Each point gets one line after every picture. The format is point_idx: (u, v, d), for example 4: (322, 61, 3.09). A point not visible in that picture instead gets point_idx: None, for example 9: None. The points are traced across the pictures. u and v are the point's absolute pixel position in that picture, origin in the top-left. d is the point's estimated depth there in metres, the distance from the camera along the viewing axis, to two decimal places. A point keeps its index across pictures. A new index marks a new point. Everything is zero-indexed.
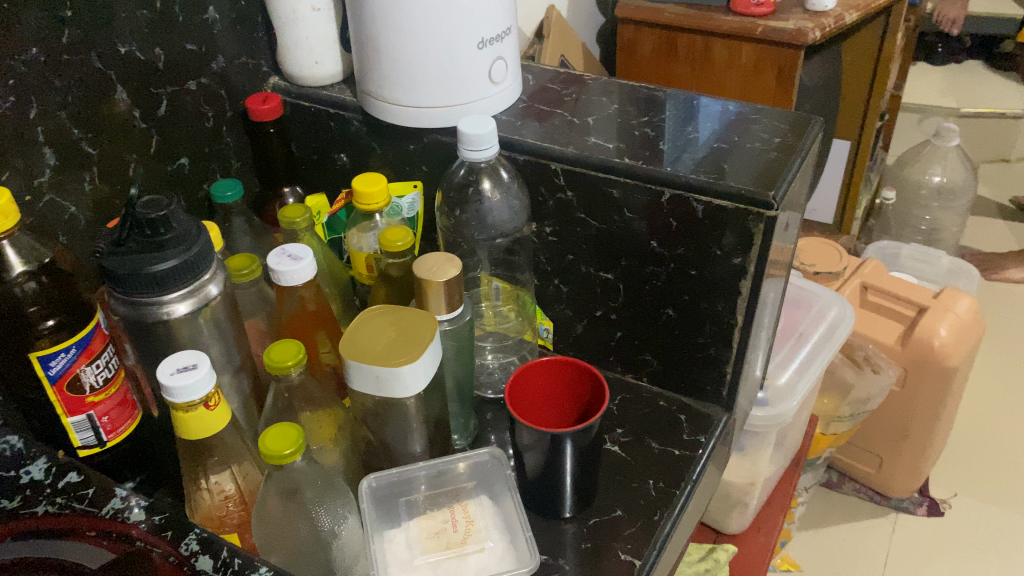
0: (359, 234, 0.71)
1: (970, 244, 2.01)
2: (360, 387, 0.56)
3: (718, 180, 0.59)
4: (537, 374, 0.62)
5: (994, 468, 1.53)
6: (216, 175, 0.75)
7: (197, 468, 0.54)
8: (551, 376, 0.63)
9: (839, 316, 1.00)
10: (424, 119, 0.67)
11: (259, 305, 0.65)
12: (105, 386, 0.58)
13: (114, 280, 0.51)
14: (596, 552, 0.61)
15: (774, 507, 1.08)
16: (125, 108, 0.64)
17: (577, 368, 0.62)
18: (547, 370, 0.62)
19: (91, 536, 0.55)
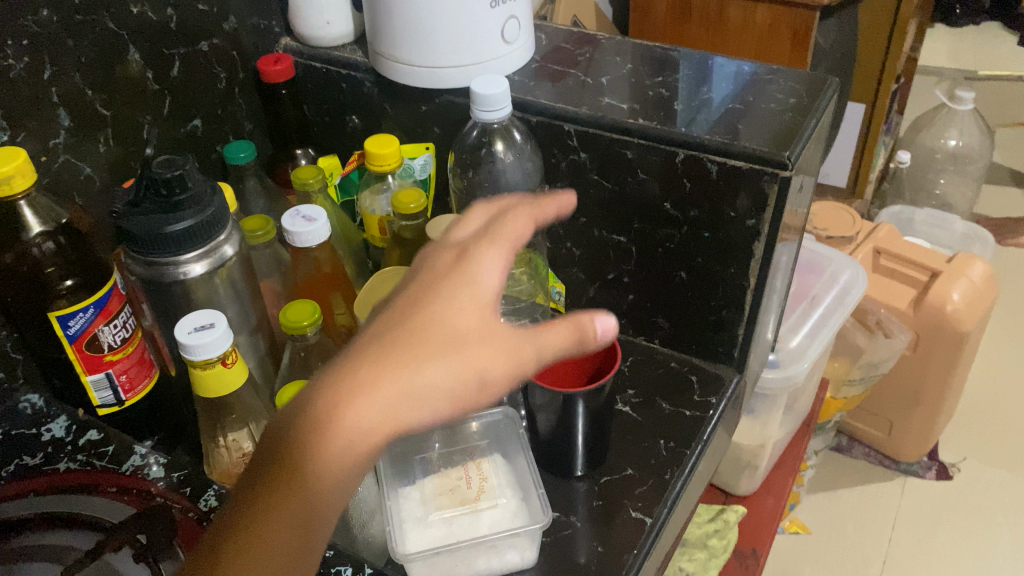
0: (372, 197, 0.72)
1: (985, 209, 2.00)
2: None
3: (733, 141, 0.59)
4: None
5: (1005, 433, 1.53)
6: (229, 137, 0.76)
7: (215, 426, 0.54)
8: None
9: (852, 280, 1.00)
10: (437, 80, 0.67)
11: (274, 267, 0.65)
12: (123, 345, 0.59)
13: (132, 241, 0.51)
14: (607, 510, 0.62)
15: (784, 469, 1.09)
16: (138, 69, 0.64)
17: None
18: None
19: (111, 491, 0.56)
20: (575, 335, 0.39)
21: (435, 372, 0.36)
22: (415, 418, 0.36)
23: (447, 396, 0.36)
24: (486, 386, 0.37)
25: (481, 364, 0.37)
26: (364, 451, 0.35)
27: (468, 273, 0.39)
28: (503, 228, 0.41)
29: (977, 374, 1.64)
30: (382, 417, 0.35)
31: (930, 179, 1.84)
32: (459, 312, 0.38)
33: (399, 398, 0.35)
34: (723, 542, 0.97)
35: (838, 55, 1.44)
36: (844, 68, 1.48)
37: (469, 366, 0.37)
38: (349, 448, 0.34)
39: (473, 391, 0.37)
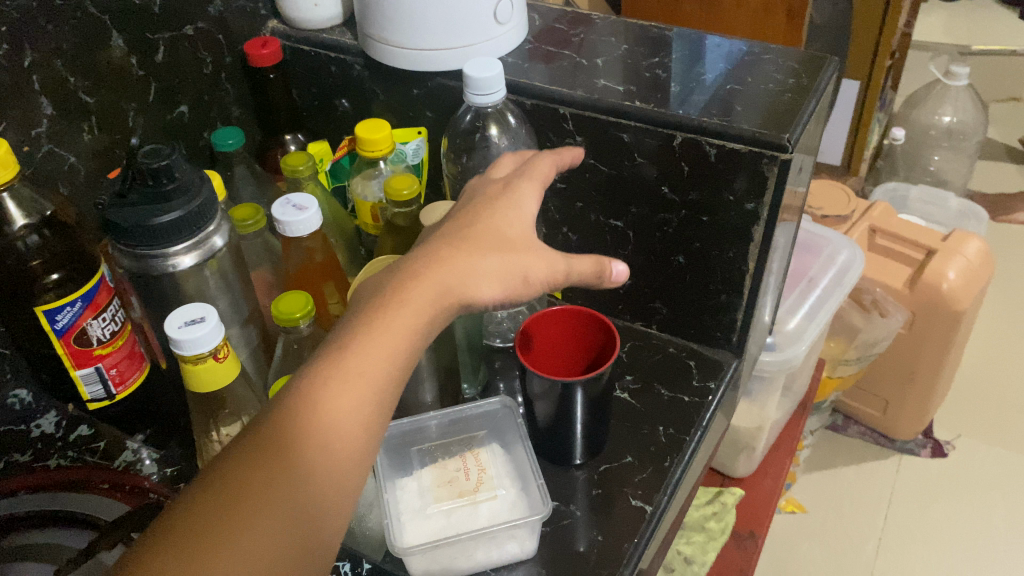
0: (364, 182, 0.70)
1: (979, 185, 1.99)
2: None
3: (732, 123, 0.58)
4: (552, 324, 0.62)
5: (1000, 409, 1.53)
6: (217, 123, 0.74)
7: (208, 420, 0.53)
8: (564, 326, 0.62)
9: (850, 261, 0.99)
10: (430, 63, 0.65)
11: (265, 256, 0.64)
12: (112, 338, 0.57)
13: (119, 232, 0.50)
14: (607, 498, 0.62)
15: (781, 450, 1.09)
16: (121, 55, 0.62)
17: (585, 316, 0.61)
18: (562, 320, 0.62)
19: (104, 487, 0.56)
20: (594, 267, 0.48)
21: (494, 253, 0.46)
22: (479, 281, 0.44)
23: (503, 270, 0.45)
24: (532, 266, 0.46)
25: (529, 250, 0.47)
26: (442, 296, 0.43)
27: (514, 200, 0.49)
28: (531, 168, 0.52)
29: (972, 352, 1.64)
30: (454, 274, 0.44)
31: (925, 156, 1.82)
32: (510, 217, 0.48)
33: (464, 264, 0.44)
34: (721, 525, 0.97)
35: (833, 32, 1.42)
36: (839, 44, 1.46)
37: (520, 262, 0.46)
38: (434, 292, 0.43)
39: (521, 271, 0.46)
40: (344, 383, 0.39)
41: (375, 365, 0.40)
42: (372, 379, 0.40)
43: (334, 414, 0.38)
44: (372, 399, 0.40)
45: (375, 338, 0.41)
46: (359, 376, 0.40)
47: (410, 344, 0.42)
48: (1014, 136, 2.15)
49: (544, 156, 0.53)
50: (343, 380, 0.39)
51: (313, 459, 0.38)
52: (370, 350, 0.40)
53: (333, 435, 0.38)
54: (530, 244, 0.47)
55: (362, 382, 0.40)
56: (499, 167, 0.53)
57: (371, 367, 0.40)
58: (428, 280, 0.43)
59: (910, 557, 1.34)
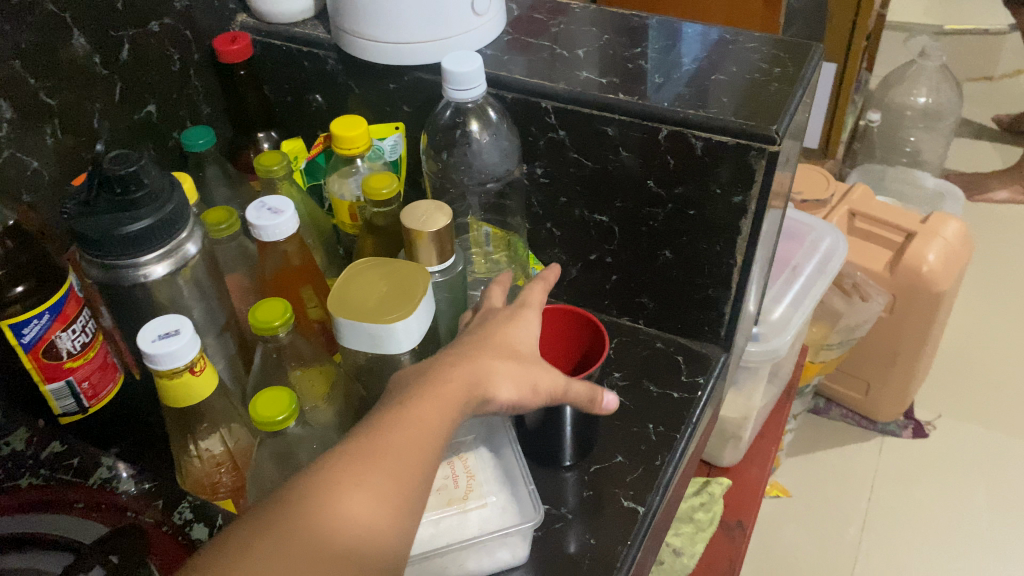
0: (340, 181, 0.68)
1: (954, 165, 2.00)
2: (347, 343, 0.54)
3: (718, 116, 0.56)
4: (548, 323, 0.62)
5: (979, 389, 1.54)
6: (186, 122, 0.72)
7: (185, 435, 0.52)
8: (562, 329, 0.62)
9: (833, 247, 0.99)
10: (406, 56, 0.63)
11: (240, 260, 0.62)
12: (83, 350, 0.55)
13: (85, 244, 0.48)
14: (598, 499, 0.60)
15: (767, 439, 1.08)
16: (84, 54, 0.59)
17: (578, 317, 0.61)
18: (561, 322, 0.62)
19: (78, 508, 0.53)
20: (588, 398, 0.50)
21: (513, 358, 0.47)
22: (501, 383, 0.45)
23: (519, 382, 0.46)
24: (541, 388, 0.47)
25: (540, 363, 0.48)
26: (472, 387, 0.44)
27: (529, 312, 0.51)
28: (528, 294, 0.52)
29: (951, 332, 1.65)
30: (478, 374, 0.44)
31: (901, 137, 1.82)
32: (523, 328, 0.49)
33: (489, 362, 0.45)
34: (709, 515, 0.97)
35: (809, 14, 1.41)
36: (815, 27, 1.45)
37: (533, 371, 0.47)
38: (465, 384, 0.44)
39: (532, 388, 0.47)
40: (388, 445, 0.39)
41: (417, 434, 0.40)
42: (414, 447, 0.40)
43: (378, 470, 0.38)
44: (414, 464, 0.39)
45: (417, 413, 0.41)
46: (401, 443, 0.40)
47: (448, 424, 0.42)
48: (988, 115, 2.15)
49: (538, 282, 0.54)
50: (386, 444, 0.39)
51: (358, 505, 0.37)
52: (413, 420, 0.41)
53: (379, 489, 0.38)
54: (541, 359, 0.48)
55: (405, 448, 0.40)
56: (496, 293, 0.54)
57: (412, 436, 0.40)
58: (460, 371, 0.44)
59: (894, 538, 1.35)
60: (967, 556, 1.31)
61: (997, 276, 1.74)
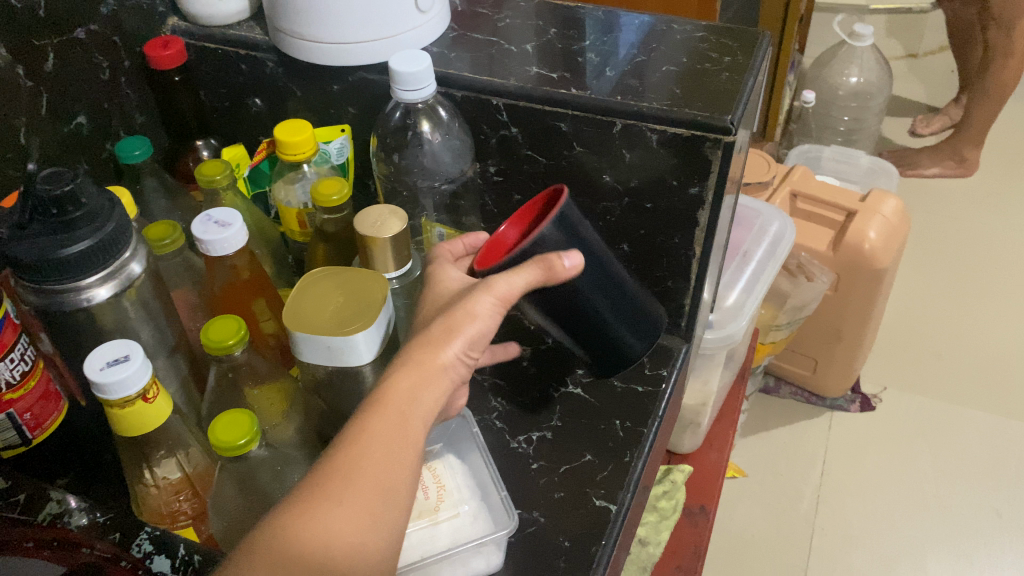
0: (286, 187, 0.66)
1: (886, 143, 2.05)
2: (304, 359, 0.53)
3: (671, 108, 0.56)
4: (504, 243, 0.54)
5: (921, 359, 1.59)
6: (119, 131, 0.68)
7: (140, 462, 0.49)
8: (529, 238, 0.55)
9: (780, 231, 1.00)
10: (350, 57, 0.61)
11: (186, 275, 0.59)
12: (23, 380, 0.52)
13: (21, 269, 0.45)
14: (570, 500, 0.60)
15: (724, 422, 1.09)
16: (5, 64, 0.56)
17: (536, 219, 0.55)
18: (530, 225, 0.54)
19: (28, 548, 0.50)
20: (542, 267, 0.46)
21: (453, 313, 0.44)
22: (445, 346, 0.43)
23: (454, 329, 0.43)
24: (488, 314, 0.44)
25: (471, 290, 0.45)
26: (423, 374, 0.42)
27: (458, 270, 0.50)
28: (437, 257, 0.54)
29: (891, 306, 1.69)
30: (420, 363, 0.42)
31: (834, 117, 1.85)
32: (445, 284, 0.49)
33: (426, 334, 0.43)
34: (672, 503, 0.97)
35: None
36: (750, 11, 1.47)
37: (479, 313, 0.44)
38: (412, 374, 0.42)
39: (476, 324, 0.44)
40: (352, 472, 0.39)
41: (374, 450, 0.39)
42: (378, 464, 0.39)
43: (343, 501, 0.38)
44: (377, 484, 0.39)
45: (369, 428, 0.40)
46: (361, 466, 0.39)
47: (407, 423, 0.41)
48: (913, 92, 2.21)
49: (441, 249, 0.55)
50: (349, 472, 0.39)
51: (330, 519, 0.37)
52: (363, 439, 0.40)
53: (349, 521, 0.37)
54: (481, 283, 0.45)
55: (370, 471, 0.39)
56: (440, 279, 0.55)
57: (369, 456, 0.39)
58: (412, 368, 0.42)
59: (848, 510, 1.38)
60: (918, 524, 1.35)
61: (933, 249, 1.79)
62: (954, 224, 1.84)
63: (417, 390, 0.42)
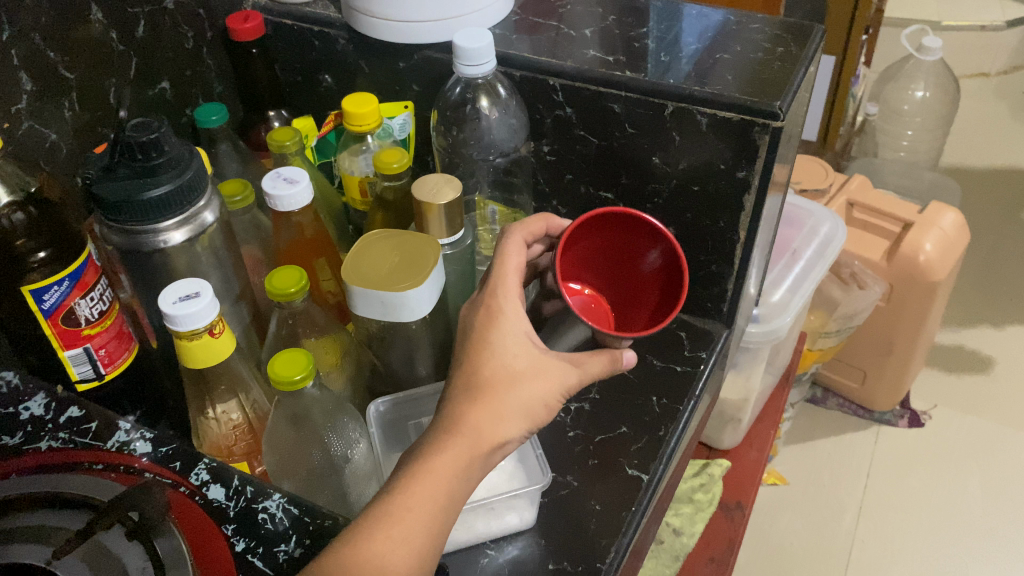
0: (350, 158, 0.69)
1: (952, 160, 2.01)
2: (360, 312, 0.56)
3: (723, 92, 0.58)
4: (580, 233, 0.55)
5: (974, 379, 1.56)
6: (199, 99, 0.73)
7: (203, 397, 0.53)
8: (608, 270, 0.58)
9: (832, 232, 1.00)
10: (415, 34, 0.64)
11: (254, 233, 0.64)
12: (101, 318, 0.57)
13: (107, 208, 0.49)
14: (603, 468, 0.62)
15: (766, 422, 1.09)
16: (101, 29, 0.61)
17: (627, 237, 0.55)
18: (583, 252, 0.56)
19: (97, 468, 0.53)
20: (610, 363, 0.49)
21: (506, 395, 0.44)
22: (504, 414, 0.44)
23: (514, 397, 0.44)
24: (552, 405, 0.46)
25: (544, 373, 0.45)
26: (482, 450, 0.43)
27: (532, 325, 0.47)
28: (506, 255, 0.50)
29: (947, 324, 1.66)
30: (484, 432, 0.43)
31: (898, 132, 1.84)
32: (509, 354, 0.45)
33: (490, 368, 0.44)
34: (708, 496, 0.97)
35: None
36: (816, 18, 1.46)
37: (534, 394, 0.45)
38: (470, 446, 0.42)
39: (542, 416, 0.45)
40: (388, 549, 0.39)
41: (422, 523, 0.40)
42: (425, 525, 0.40)
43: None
44: (416, 565, 0.39)
45: (414, 504, 0.40)
46: (403, 542, 0.39)
47: (452, 499, 0.41)
48: (983, 112, 2.17)
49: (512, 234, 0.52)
50: (400, 530, 0.39)
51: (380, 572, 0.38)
52: (406, 511, 0.40)
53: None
54: (555, 374, 0.46)
55: (410, 544, 0.39)
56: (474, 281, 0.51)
57: (418, 529, 0.40)
58: (478, 409, 0.43)
59: (889, 527, 1.36)
60: (960, 540, 1.33)
61: (994, 269, 1.75)
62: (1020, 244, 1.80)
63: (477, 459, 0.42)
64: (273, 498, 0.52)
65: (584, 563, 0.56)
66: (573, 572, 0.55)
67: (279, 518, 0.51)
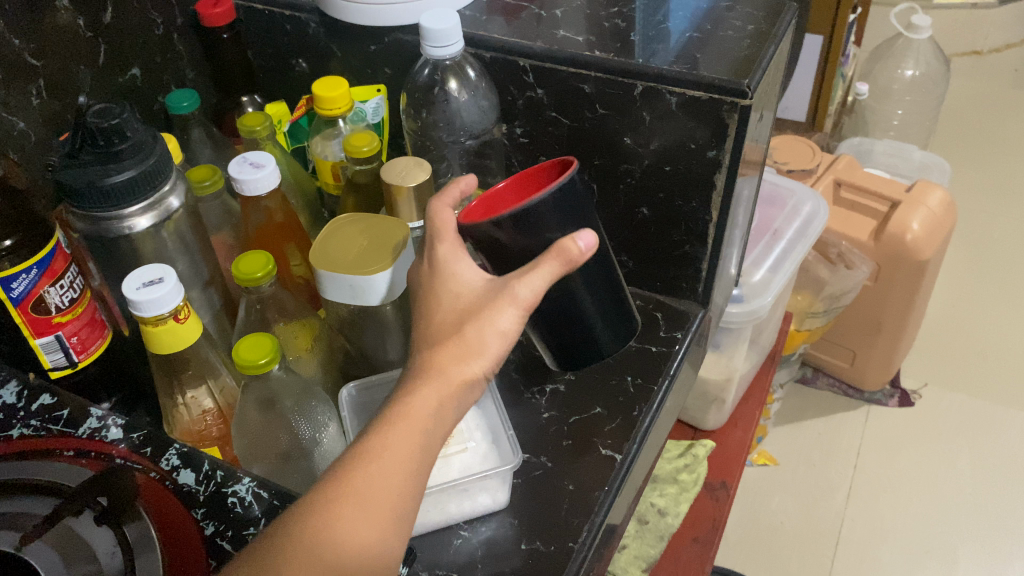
0: (323, 142, 0.70)
1: (944, 139, 2.00)
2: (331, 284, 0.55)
3: (691, 71, 0.57)
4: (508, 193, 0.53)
5: (964, 357, 1.56)
6: (171, 86, 0.73)
7: (172, 383, 0.54)
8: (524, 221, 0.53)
9: (814, 211, 1.00)
10: (380, 17, 0.63)
11: (225, 219, 0.64)
12: (71, 306, 0.57)
13: (69, 194, 0.49)
14: (577, 448, 0.62)
15: (751, 402, 1.09)
16: (68, 16, 0.60)
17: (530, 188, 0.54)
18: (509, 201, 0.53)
19: (70, 455, 0.53)
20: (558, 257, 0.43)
21: (467, 330, 0.42)
22: (469, 356, 0.42)
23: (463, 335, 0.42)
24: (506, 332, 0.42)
25: (494, 302, 0.42)
26: (446, 388, 0.41)
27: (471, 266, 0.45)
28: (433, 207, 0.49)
29: (938, 303, 1.66)
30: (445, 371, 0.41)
31: (888, 111, 1.83)
32: (457, 293, 0.44)
33: (443, 314, 0.43)
34: (693, 476, 0.97)
35: None
36: None
37: (494, 322, 0.42)
38: (441, 386, 0.41)
39: (491, 343, 0.42)
40: (360, 494, 0.38)
41: (398, 464, 0.39)
42: (394, 470, 0.39)
43: (362, 519, 0.38)
44: (394, 503, 0.39)
45: (391, 443, 0.40)
46: (374, 486, 0.39)
47: (430, 439, 0.41)
48: (973, 90, 2.16)
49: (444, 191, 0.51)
50: (366, 483, 0.39)
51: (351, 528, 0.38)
52: (382, 451, 0.39)
53: (354, 534, 0.38)
54: (502, 296, 0.42)
55: (380, 491, 0.39)
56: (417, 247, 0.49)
57: (394, 469, 0.39)
58: (441, 351, 0.42)
59: (879, 505, 1.37)
60: (949, 517, 1.34)
61: (986, 248, 1.75)
62: (1010, 222, 1.79)
63: (444, 399, 0.41)
64: (244, 482, 0.52)
65: (557, 543, 0.56)
66: (546, 552, 0.55)
67: (249, 502, 0.51)
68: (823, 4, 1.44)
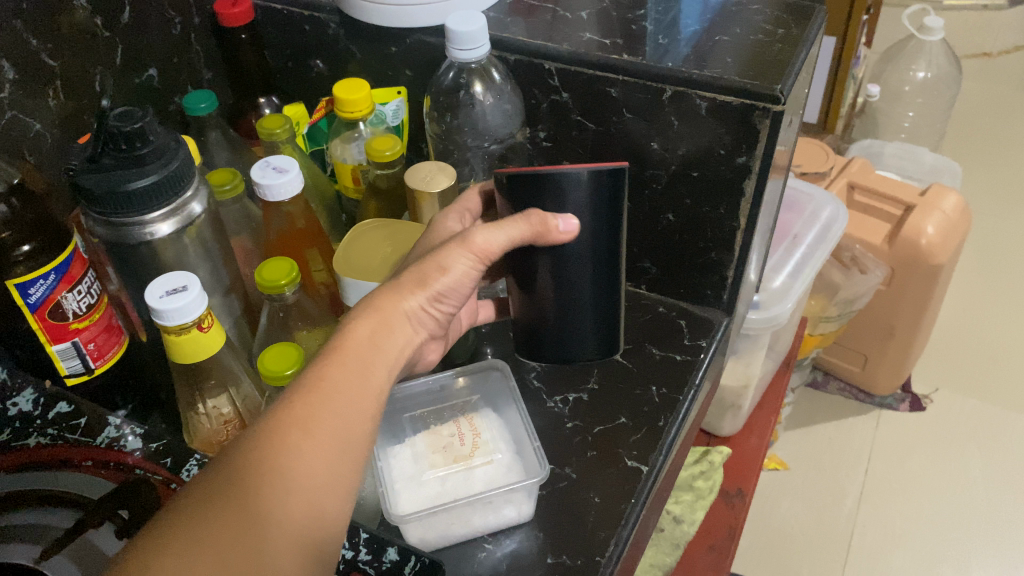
0: (342, 145, 0.68)
1: (955, 141, 1.99)
2: (350, 277, 0.54)
3: (723, 76, 0.56)
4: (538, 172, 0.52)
5: (975, 362, 1.55)
6: (187, 86, 0.71)
7: (193, 391, 0.52)
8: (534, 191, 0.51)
9: (833, 217, 0.99)
10: (402, 18, 0.62)
11: (244, 223, 0.62)
12: (88, 312, 0.56)
13: (90, 199, 0.48)
14: (602, 459, 0.61)
15: (766, 408, 1.08)
16: (85, 15, 0.59)
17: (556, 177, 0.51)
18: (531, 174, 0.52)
19: (87, 465, 0.52)
20: (534, 223, 0.46)
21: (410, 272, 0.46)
22: (407, 295, 0.45)
23: (419, 285, 0.46)
24: (458, 273, 0.47)
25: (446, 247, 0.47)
26: (383, 323, 0.44)
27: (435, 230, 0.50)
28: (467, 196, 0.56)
29: (949, 307, 1.65)
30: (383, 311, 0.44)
31: (899, 113, 1.82)
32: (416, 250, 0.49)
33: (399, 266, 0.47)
34: (708, 483, 0.96)
35: None
36: None
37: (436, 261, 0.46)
38: (374, 321, 0.44)
39: (444, 278, 0.46)
40: (309, 417, 0.38)
41: (342, 391, 0.40)
42: (338, 398, 0.40)
43: (305, 468, 0.37)
44: (341, 429, 0.39)
45: (319, 396, 0.39)
46: (320, 410, 0.39)
47: (369, 372, 0.42)
48: (983, 92, 2.15)
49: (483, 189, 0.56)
50: (314, 408, 0.39)
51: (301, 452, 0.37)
52: (325, 379, 0.40)
53: (303, 457, 0.37)
54: (458, 239, 0.46)
55: (327, 417, 0.39)
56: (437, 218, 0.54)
57: (339, 395, 0.40)
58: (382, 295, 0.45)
59: (890, 510, 1.36)
60: (961, 523, 1.33)
61: (997, 252, 1.74)
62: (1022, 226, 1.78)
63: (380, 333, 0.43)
64: None
65: (583, 557, 0.55)
66: (572, 566, 0.54)
67: None
68: (837, 5, 1.42)
